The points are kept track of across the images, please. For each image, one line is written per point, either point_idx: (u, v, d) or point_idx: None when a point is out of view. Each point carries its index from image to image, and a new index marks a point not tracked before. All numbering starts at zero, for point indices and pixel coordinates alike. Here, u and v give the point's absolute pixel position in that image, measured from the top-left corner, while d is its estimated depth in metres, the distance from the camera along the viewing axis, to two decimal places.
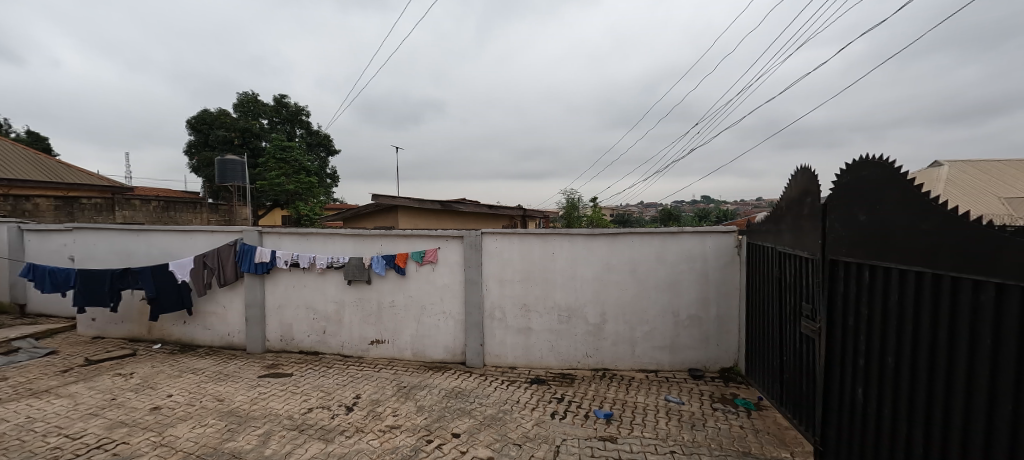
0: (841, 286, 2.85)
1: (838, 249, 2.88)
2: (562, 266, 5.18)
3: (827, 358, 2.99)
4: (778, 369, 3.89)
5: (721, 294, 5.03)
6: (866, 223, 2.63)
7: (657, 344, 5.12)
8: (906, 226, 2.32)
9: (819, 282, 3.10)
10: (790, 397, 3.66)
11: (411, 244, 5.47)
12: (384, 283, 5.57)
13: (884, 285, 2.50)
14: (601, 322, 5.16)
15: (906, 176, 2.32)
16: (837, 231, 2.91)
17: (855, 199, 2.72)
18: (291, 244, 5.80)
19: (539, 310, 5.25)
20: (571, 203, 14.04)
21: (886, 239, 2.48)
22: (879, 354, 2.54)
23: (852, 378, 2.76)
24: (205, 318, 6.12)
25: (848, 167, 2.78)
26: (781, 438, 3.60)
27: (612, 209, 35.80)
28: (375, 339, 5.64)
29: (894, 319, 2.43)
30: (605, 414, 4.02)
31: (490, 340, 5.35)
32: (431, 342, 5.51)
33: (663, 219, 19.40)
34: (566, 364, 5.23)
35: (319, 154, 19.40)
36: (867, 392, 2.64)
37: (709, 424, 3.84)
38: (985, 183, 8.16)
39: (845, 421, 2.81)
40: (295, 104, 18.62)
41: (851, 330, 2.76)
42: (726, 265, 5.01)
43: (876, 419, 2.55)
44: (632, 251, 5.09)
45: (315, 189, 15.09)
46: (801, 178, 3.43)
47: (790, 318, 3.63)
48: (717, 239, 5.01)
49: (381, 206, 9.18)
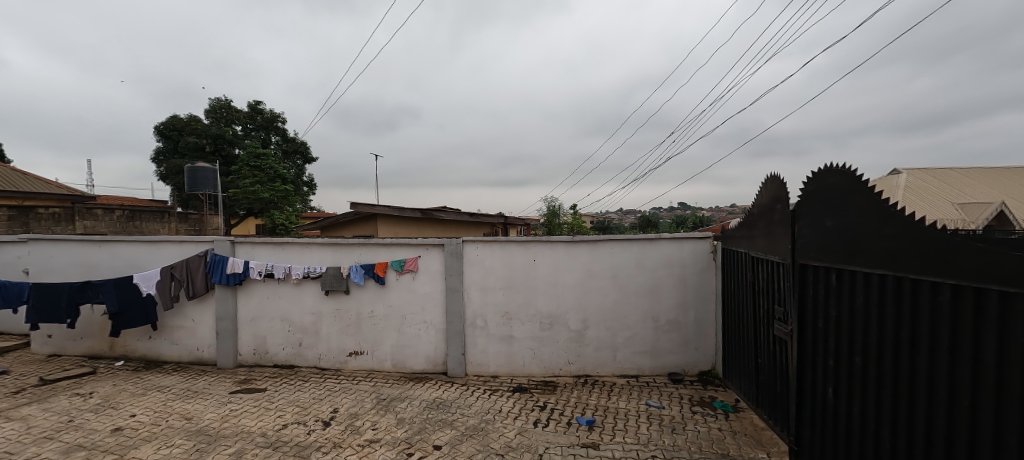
0: (811, 289, 2.97)
1: (807, 254, 3.00)
2: (544, 272, 5.19)
3: (799, 361, 3.09)
4: (754, 370, 3.99)
5: (699, 299, 5.14)
6: (832, 228, 2.75)
7: (639, 349, 5.18)
8: (870, 231, 2.43)
9: (790, 286, 3.22)
10: (765, 398, 3.75)
11: (391, 253, 5.39)
12: (363, 293, 5.46)
13: (850, 287, 2.62)
14: (583, 329, 5.20)
15: (867, 185, 2.44)
16: (805, 236, 3.03)
17: (821, 206, 2.84)
18: (265, 254, 5.62)
19: (520, 317, 5.24)
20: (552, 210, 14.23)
21: (851, 244, 2.59)
22: (848, 355, 2.64)
23: (823, 378, 2.86)
24: (173, 333, 5.87)
25: (815, 175, 2.90)
26: (758, 439, 3.68)
27: (593, 216, 36.18)
28: (354, 350, 5.52)
29: (861, 320, 2.54)
30: (587, 420, 4.03)
31: (473, 349, 5.30)
32: (411, 352, 5.42)
33: (643, 225, 19.79)
34: (548, 371, 5.23)
35: (296, 162, 19.08)
36: (836, 392, 2.74)
37: (689, 428, 3.90)
38: (940, 190, 8.70)
39: (818, 421, 2.91)
40: (270, 111, 18.22)
41: (821, 332, 2.87)
42: (702, 270, 5.13)
43: (846, 419, 2.65)
44: (612, 257, 5.16)
45: (290, 199, 14.60)
46: (770, 185, 3.56)
47: (764, 321, 3.74)
48: (694, 245, 5.14)
49: (359, 214, 9.02)
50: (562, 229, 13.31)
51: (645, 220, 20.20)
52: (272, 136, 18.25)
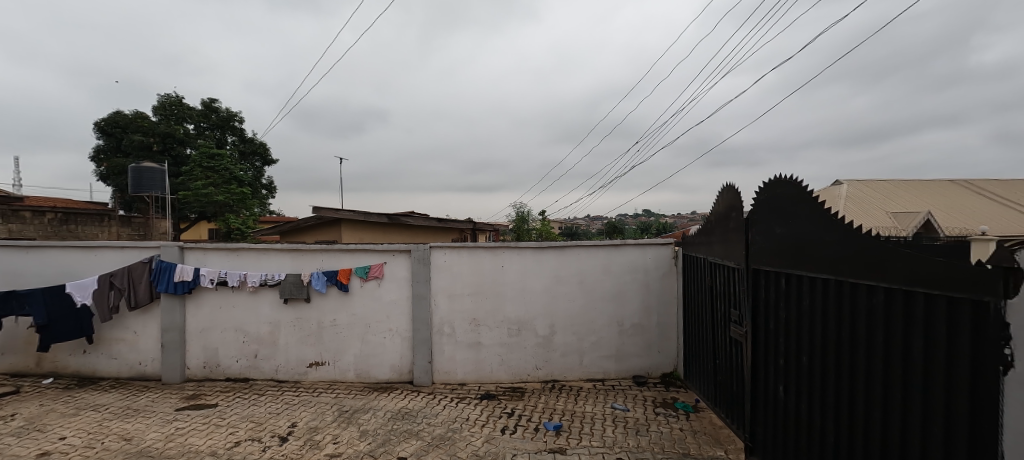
0: (764, 293, 3.13)
1: (760, 259, 3.16)
2: (512, 278, 5.20)
3: (753, 361, 3.25)
4: (712, 371, 4.16)
5: (661, 303, 5.31)
6: (782, 235, 2.92)
7: (604, 353, 5.28)
8: (815, 238, 2.60)
9: (744, 289, 3.38)
10: (723, 397, 3.91)
11: (355, 259, 5.23)
12: (325, 301, 5.26)
13: (798, 290, 2.78)
14: (550, 334, 5.24)
15: (812, 195, 2.62)
16: (758, 242, 3.20)
17: (772, 214, 3.01)
18: (217, 261, 5.32)
19: (488, 324, 5.21)
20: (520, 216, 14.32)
21: (799, 250, 2.75)
22: (797, 354, 2.79)
23: (775, 377, 3.02)
24: (112, 346, 5.42)
25: (766, 185, 3.08)
26: (716, 437, 3.83)
27: (561, 222, 36.71)
28: (314, 361, 5.30)
29: (809, 321, 2.69)
30: (554, 426, 4.05)
31: (440, 357, 5.22)
32: (376, 362, 5.26)
33: (609, 232, 20.28)
34: (516, 377, 5.23)
35: (254, 164, 18.22)
36: (787, 390, 2.90)
37: (652, 429, 4.00)
38: (876, 200, 9.47)
39: (771, 418, 3.07)
40: (226, 110, 17.34)
41: (773, 333, 3.03)
42: (664, 275, 5.31)
43: (796, 415, 2.80)
44: (579, 263, 5.24)
45: (247, 202, 13.91)
46: (726, 195, 3.75)
47: (721, 324, 3.91)
48: (656, 251, 5.31)
49: (322, 219, 8.72)
50: (530, 235, 13.42)
51: (611, 226, 20.71)
52: (228, 136, 17.36)
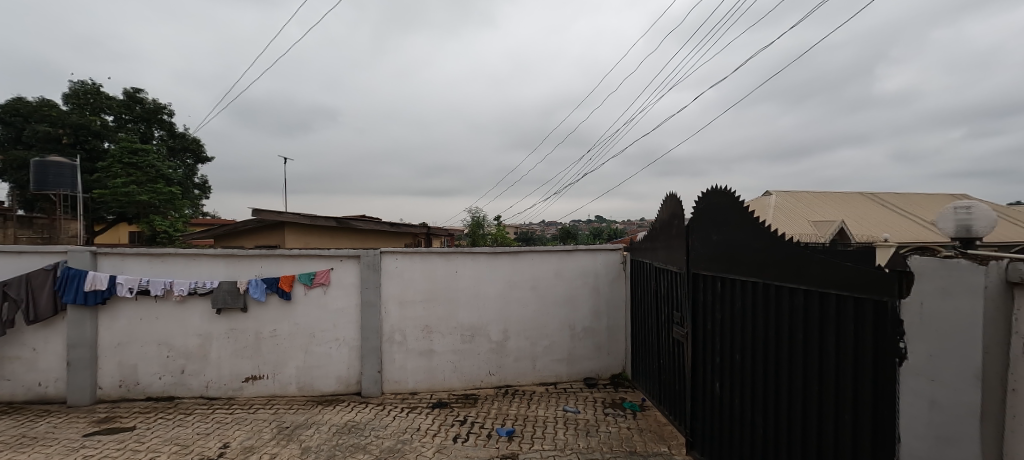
0: (702, 295, 3.34)
1: (699, 264, 3.37)
2: (465, 284, 5.16)
3: (693, 360, 3.44)
4: (657, 370, 4.36)
5: (611, 307, 5.50)
6: (717, 242, 3.13)
7: (557, 357, 5.37)
8: (746, 245, 2.81)
9: (685, 293, 3.59)
10: (667, 396, 4.11)
11: (298, 265, 4.95)
12: (264, 310, 4.93)
13: (732, 293, 2.99)
14: (504, 339, 5.24)
15: (744, 205, 2.83)
16: (697, 248, 3.41)
17: (709, 222, 3.23)
18: (138, 267, 4.82)
19: (441, 330, 5.13)
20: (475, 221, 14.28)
21: (732, 255, 2.97)
22: (732, 352, 3.00)
23: (712, 374, 3.22)
24: (3, 366, 4.73)
25: (704, 195, 3.30)
26: (660, 434, 4.00)
27: (516, 228, 37.02)
28: (251, 375, 4.94)
29: (741, 322, 2.90)
30: (507, 431, 4.05)
31: (390, 366, 5.05)
32: (320, 373, 5.00)
33: (562, 237, 20.73)
34: (469, 384, 5.18)
35: (185, 161, 16.78)
36: (723, 386, 3.10)
37: (601, 429, 4.11)
38: (799, 210, 10.44)
39: (709, 413, 3.26)
40: (153, 101, 15.85)
41: (711, 333, 3.23)
42: (614, 279, 5.51)
43: (731, 409, 3.00)
44: (532, 268, 5.31)
45: (176, 202, 12.76)
46: (669, 204, 3.97)
47: (665, 325, 4.11)
48: (606, 256, 5.50)
49: (262, 222, 8.18)
50: (485, 240, 13.40)
51: (564, 232, 21.19)
52: (155, 130, 15.86)
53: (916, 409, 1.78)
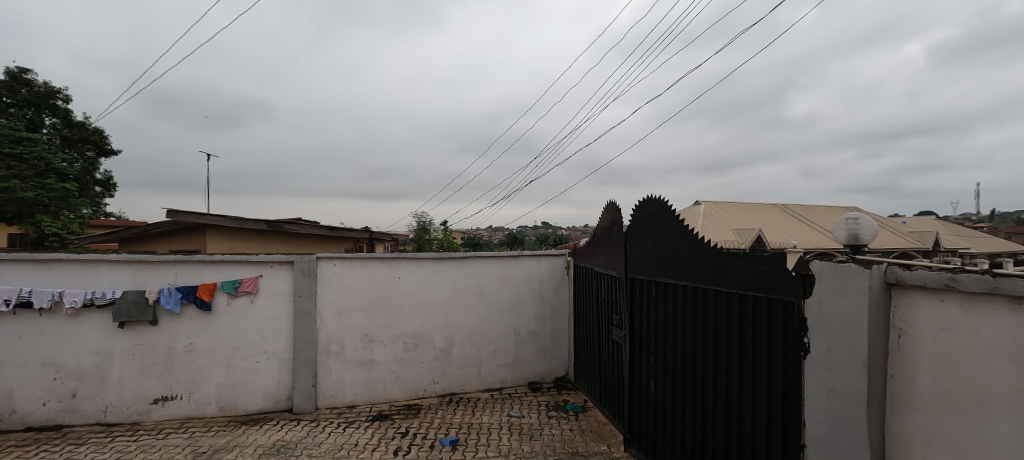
0: (639, 299, 3.52)
1: (635, 269, 3.56)
2: (408, 290, 5.01)
3: (631, 360, 3.61)
4: (598, 372, 4.51)
5: (555, 311, 5.62)
6: (652, 248, 3.33)
7: (502, 362, 5.37)
8: (677, 250, 3.01)
9: (623, 296, 3.76)
10: (607, 396, 4.27)
11: (221, 272, 4.53)
12: (178, 323, 4.44)
13: (665, 296, 3.18)
14: (448, 346, 5.15)
15: (675, 213, 3.04)
16: (634, 254, 3.60)
17: (645, 229, 3.42)
18: (18, 276, 4.14)
19: (382, 339, 4.93)
20: (421, 226, 13.98)
21: (665, 261, 3.17)
22: (665, 352, 3.18)
23: (648, 373, 3.39)
24: None
25: (640, 204, 3.49)
26: (601, 433, 4.14)
27: (463, 233, 36.68)
28: (161, 396, 4.42)
29: (673, 322, 3.09)
30: (450, 440, 3.97)
31: (325, 379, 4.76)
32: (245, 390, 4.59)
33: (510, 242, 20.90)
34: (412, 394, 5.02)
35: (84, 154, 14.75)
36: (657, 384, 3.28)
37: (545, 432, 4.17)
38: (724, 219, 11.39)
39: (645, 411, 3.43)
40: (45, 83, 13.79)
41: (647, 334, 3.41)
42: (558, 284, 5.64)
43: (665, 406, 3.18)
44: (478, 274, 5.28)
45: (72, 200, 11.13)
46: (609, 211, 4.15)
47: (605, 328, 4.27)
48: (550, 262, 5.62)
49: (180, 225, 7.40)
50: (431, 245, 13.15)
51: (511, 237, 21.38)
52: (46, 117, 13.81)
53: (819, 396, 1.99)
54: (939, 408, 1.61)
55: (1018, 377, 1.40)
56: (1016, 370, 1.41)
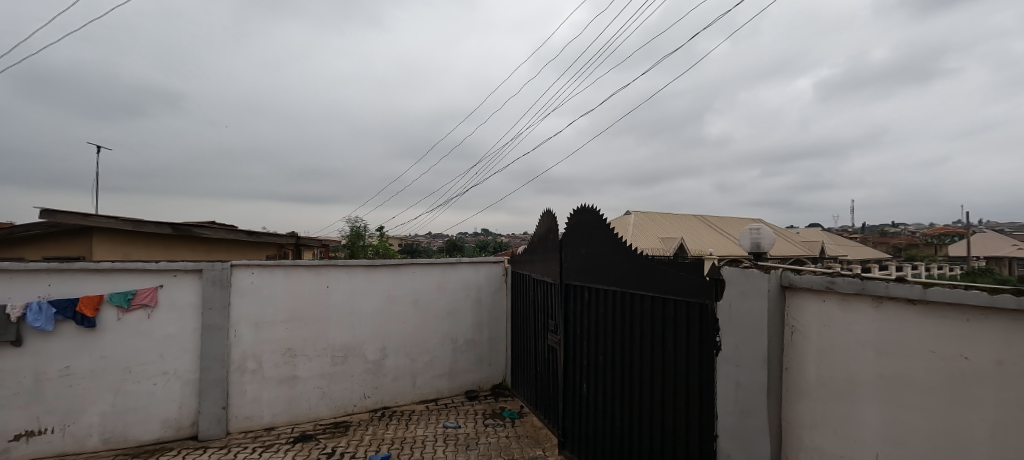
0: (572, 304, 3.64)
1: (570, 275, 3.67)
2: (337, 300, 4.73)
3: (565, 364, 3.71)
4: (534, 377, 4.57)
5: (492, 318, 5.62)
6: (585, 255, 3.47)
7: (438, 372, 5.24)
8: (608, 257, 3.17)
9: (558, 302, 3.86)
10: (542, 401, 4.33)
11: (110, 283, 3.94)
12: (51, 343, 3.77)
13: (597, 301, 3.32)
14: (381, 358, 4.93)
15: (606, 222, 3.20)
16: (568, 261, 3.72)
17: (578, 237, 3.56)
18: None
19: (306, 353, 4.58)
20: (355, 232, 13.32)
21: (597, 267, 3.31)
22: (597, 355, 3.31)
23: (580, 377, 3.50)
24: None
25: (575, 212, 3.63)
26: (536, 438, 4.19)
27: (400, 239, 35.53)
28: (25, 431, 3.71)
29: (604, 326, 3.23)
30: (381, 457, 3.78)
31: (239, 399, 4.31)
32: (139, 418, 4.01)
33: (449, 249, 20.63)
34: (339, 410, 4.72)
35: None
36: (589, 386, 3.39)
37: (481, 441, 4.13)
38: (651, 229, 12.21)
39: (578, 413, 3.53)
40: None
41: (580, 339, 3.53)
42: (495, 291, 5.65)
43: (596, 407, 3.30)
44: (413, 281, 5.13)
45: None
46: (545, 219, 4.26)
47: (541, 334, 4.35)
48: (488, 269, 5.63)
49: (58, 228, 6.34)
50: (365, 252, 12.56)
51: (450, 244, 21.12)
52: None
53: (728, 390, 2.19)
54: (822, 395, 1.85)
55: (881, 364, 1.65)
56: (879, 359, 1.66)
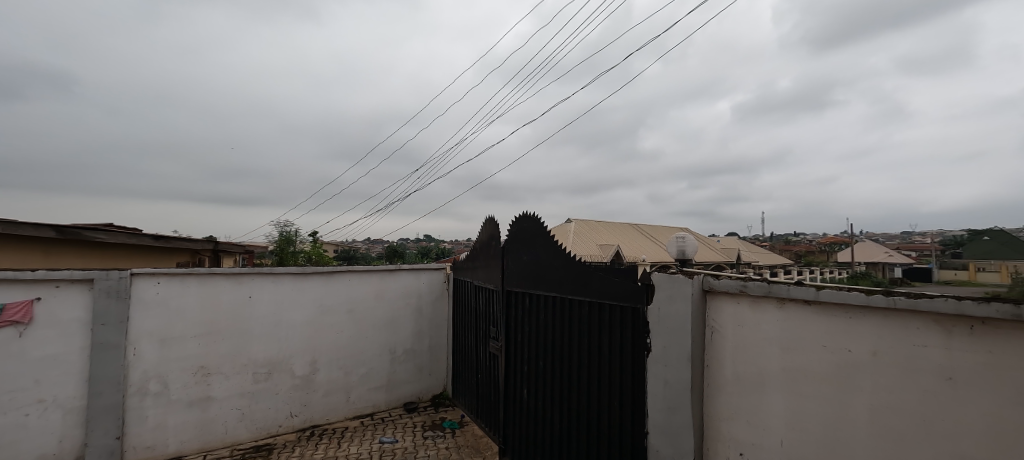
0: (514, 310, 3.67)
1: (512, 282, 3.70)
2: (262, 311, 4.35)
3: (506, 371, 3.72)
4: (475, 385, 4.52)
5: (433, 327, 5.49)
6: (526, 261, 3.52)
7: (374, 385, 5.01)
8: (548, 264, 3.24)
9: (500, 309, 3.87)
10: (483, 409, 4.30)
11: None
12: None
13: (537, 306, 3.37)
14: (311, 373, 4.60)
15: (546, 230, 3.27)
16: (510, 267, 3.75)
17: (520, 244, 3.61)
18: None
19: (223, 371, 4.16)
20: (285, 237, 12.41)
21: (537, 274, 3.37)
22: (537, 360, 3.36)
23: (521, 382, 3.53)
24: None
25: (517, 220, 3.67)
26: (477, 448, 4.14)
27: (335, 245, 33.69)
28: None
29: (544, 331, 3.29)
30: None
31: (139, 427, 3.79)
32: None
33: (389, 256, 19.93)
34: (262, 432, 4.32)
35: None
36: (530, 392, 3.43)
37: (419, 455, 4.00)
38: (591, 236, 12.70)
39: (519, 420, 3.54)
40: None
41: (521, 344, 3.55)
42: (436, 299, 5.54)
43: (536, 412, 3.33)
44: (348, 290, 4.87)
45: None
46: (487, 226, 4.26)
47: (482, 341, 4.33)
48: (429, 276, 5.50)
49: None
50: (297, 259, 11.75)
51: (391, 250, 20.43)
52: None
53: (657, 389, 2.33)
54: (736, 389, 2.03)
55: (784, 359, 1.85)
56: (782, 354, 1.86)
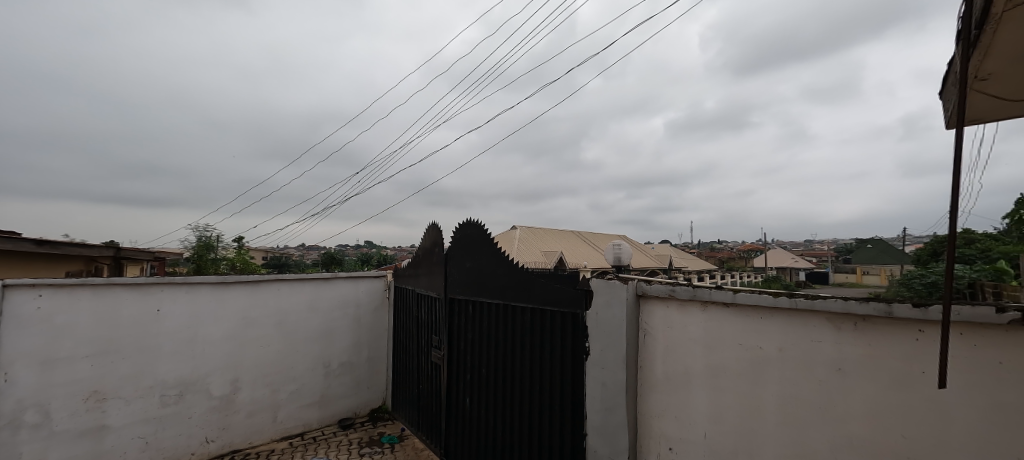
0: (457, 318, 3.62)
1: (455, 289, 3.65)
2: (173, 326, 3.90)
3: (449, 380, 3.65)
4: (416, 397, 4.39)
5: (372, 338, 5.25)
6: (470, 269, 3.49)
7: (305, 402, 4.67)
8: (491, 271, 3.24)
9: (443, 317, 3.79)
10: (424, 421, 4.18)
11: None
12: None
13: (481, 314, 3.36)
14: (231, 392, 4.19)
15: (490, 237, 3.28)
16: (454, 275, 3.70)
17: (464, 251, 3.57)
18: None
19: (123, 396, 3.66)
20: (205, 242, 11.27)
21: (481, 281, 3.36)
22: (480, 368, 3.33)
23: (464, 392, 3.48)
24: None
25: (460, 227, 3.64)
26: None
27: (264, 252, 31.19)
28: None
29: (487, 339, 3.27)
30: None
31: None
32: None
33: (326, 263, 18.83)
34: None
35: None
36: (472, 401, 3.39)
37: None
38: (535, 244, 12.91)
39: (461, 430, 3.48)
40: None
41: (464, 353, 3.51)
42: (376, 308, 5.31)
43: (479, 421, 3.30)
44: (278, 300, 4.52)
45: None
46: (430, 233, 4.18)
47: (424, 350, 4.22)
48: (369, 284, 5.27)
49: None
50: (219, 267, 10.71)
51: (328, 257, 19.32)
52: None
53: (595, 391, 2.41)
54: (666, 387, 2.16)
55: (707, 357, 2.00)
56: (705, 352, 2.01)
